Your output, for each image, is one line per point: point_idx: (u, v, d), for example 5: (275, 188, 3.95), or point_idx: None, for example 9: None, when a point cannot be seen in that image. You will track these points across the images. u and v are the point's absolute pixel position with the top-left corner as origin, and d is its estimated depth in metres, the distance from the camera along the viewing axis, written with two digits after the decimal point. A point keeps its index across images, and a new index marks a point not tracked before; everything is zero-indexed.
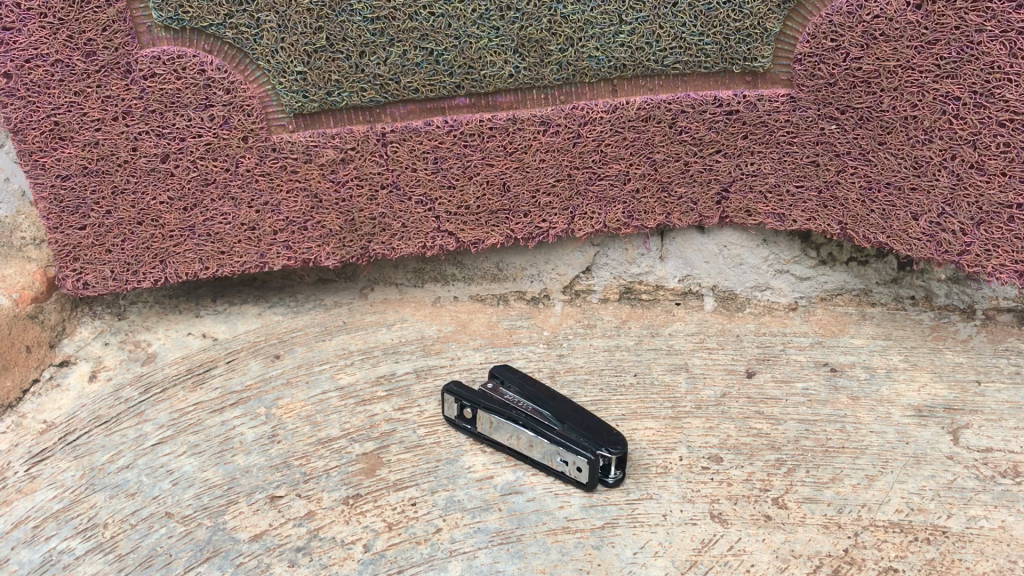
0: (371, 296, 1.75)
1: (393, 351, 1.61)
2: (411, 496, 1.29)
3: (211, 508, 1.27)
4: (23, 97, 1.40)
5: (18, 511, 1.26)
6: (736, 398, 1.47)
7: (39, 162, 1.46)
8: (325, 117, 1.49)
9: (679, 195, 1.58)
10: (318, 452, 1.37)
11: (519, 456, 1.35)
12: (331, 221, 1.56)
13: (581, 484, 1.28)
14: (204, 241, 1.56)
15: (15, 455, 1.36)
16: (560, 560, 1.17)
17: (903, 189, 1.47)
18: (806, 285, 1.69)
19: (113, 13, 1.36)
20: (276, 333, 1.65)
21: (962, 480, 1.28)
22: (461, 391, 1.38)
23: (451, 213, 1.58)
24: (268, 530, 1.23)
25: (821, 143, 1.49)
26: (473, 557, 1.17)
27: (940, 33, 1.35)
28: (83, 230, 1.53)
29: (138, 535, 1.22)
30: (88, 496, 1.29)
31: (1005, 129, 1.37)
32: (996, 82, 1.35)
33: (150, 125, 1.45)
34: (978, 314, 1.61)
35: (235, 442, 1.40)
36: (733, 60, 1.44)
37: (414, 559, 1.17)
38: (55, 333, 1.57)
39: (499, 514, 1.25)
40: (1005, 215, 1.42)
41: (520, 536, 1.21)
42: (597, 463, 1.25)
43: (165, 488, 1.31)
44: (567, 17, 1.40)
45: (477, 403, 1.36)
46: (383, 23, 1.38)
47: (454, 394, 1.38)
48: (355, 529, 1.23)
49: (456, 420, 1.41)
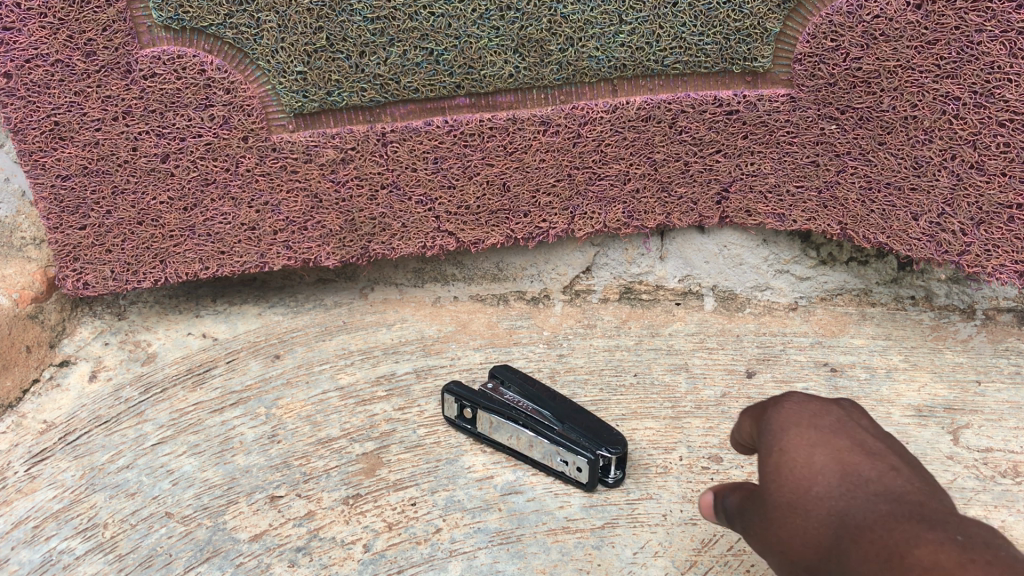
0: (371, 296, 1.74)
1: (393, 351, 1.61)
2: (411, 496, 1.29)
3: (211, 508, 1.27)
4: (23, 97, 1.40)
5: (18, 511, 1.27)
6: (736, 398, 1.47)
7: (39, 162, 1.46)
8: (326, 116, 1.49)
9: (679, 195, 1.58)
10: (318, 452, 1.38)
11: (518, 456, 1.35)
12: (331, 221, 1.56)
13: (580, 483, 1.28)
14: (204, 241, 1.56)
15: (15, 455, 1.36)
16: (560, 560, 1.17)
17: (903, 189, 1.48)
18: (806, 285, 1.68)
19: (113, 13, 1.36)
20: (276, 333, 1.64)
21: (961, 480, 1.29)
22: (460, 392, 1.38)
23: (451, 213, 1.58)
24: (268, 530, 1.23)
25: (821, 143, 1.49)
26: (473, 557, 1.18)
27: (940, 33, 1.35)
28: (83, 230, 1.53)
29: (138, 535, 1.23)
30: (88, 496, 1.29)
31: (1005, 129, 1.37)
32: (996, 82, 1.35)
33: (150, 125, 1.45)
34: (978, 314, 1.60)
35: (235, 442, 1.40)
36: (733, 60, 1.44)
37: (414, 559, 1.18)
38: (55, 333, 1.56)
39: (499, 514, 1.26)
40: (1006, 215, 1.42)
41: (520, 536, 1.21)
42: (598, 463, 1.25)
43: (165, 488, 1.31)
44: (567, 17, 1.39)
45: (477, 403, 1.36)
46: (384, 23, 1.38)
47: (454, 394, 1.38)
48: (355, 529, 1.23)
49: (455, 420, 1.41)
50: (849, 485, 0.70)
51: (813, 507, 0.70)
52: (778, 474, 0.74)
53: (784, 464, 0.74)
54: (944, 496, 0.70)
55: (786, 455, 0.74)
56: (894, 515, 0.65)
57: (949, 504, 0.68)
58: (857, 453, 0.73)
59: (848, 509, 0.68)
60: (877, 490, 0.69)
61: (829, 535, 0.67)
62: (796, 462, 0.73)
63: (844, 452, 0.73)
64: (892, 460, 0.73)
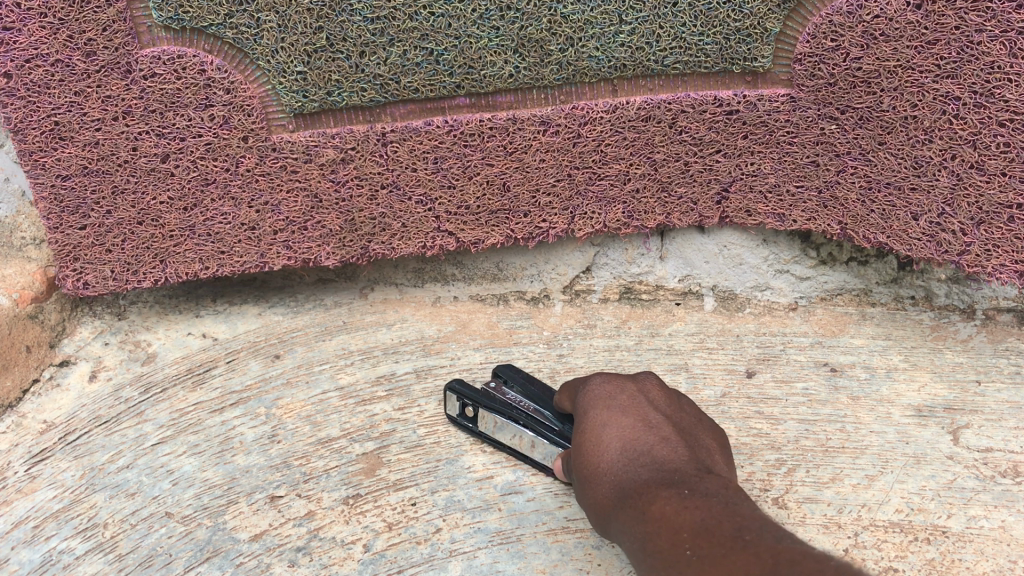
0: (371, 296, 1.72)
1: (393, 351, 1.61)
2: (411, 496, 1.34)
3: (211, 508, 1.31)
4: (23, 97, 1.40)
5: (19, 511, 1.28)
6: (736, 398, 1.49)
7: (39, 162, 1.45)
8: (326, 116, 1.49)
9: (679, 195, 1.57)
10: (318, 452, 1.41)
11: (519, 457, 1.38)
12: (331, 221, 1.56)
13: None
14: (204, 241, 1.55)
15: (15, 455, 1.36)
16: (560, 560, 1.24)
17: (903, 189, 1.48)
18: (806, 285, 1.67)
19: (113, 13, 1.36)
20: (276, 333, 1.63)
21: (962, 480, 1.32)
22: (460, 390, 1.41)
23: (451, 213, 1.57)
24: (268, 530, 1.28)
25: (821, 143, 1.49)
26: (473, 557, 1.24)
27: (940, 33, 1.35)
28: (83, 230, 1.52)
29: (138, 535, 1.27)
30: (89, 496, 1.32)
31: (1005, 129, 1.37)
32: (996, 82, 1.35)
33: (150, 125, 1.45)
34: (978, 314, 1.59)
35: (235, 442, 1.42)
36: (734, 60, 1.44)
37: (414, 559, 1.24)
38: (55, 333, 1.54)
39: (499, 514, 1.31)
40: (1006, 216, 1.42)
41: (520, 537, 1.27)
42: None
43: (165, 488, 1.34)
44: (567, 17, 1.39)
45: (476, 402, 1.38)
46: (383, 23, 1.38)
47: (456, 393, 1.40)
48: (355, 529, 1.28)
49: (456, 418, 1.44)
50: (625, 458, 0.91)
51: (601, 475, 0.91)
52: (580, 452, 0.97)
53: (584, 443, 0.98)
54: (699, 457, 0.92)
55: (586, 435, 0.99)
56: (650, 478, 0.84)
57: (699, 464, 0.89)
58: (638, 428, 0.95)
59: (620, 475, 0.88)
60: (645, 459, 0.89)
61: (609, 499, 0.88)
62: (593, 442, 0.96)
63: (626, 426, 0.96)
64: (664, 433, 0.95)
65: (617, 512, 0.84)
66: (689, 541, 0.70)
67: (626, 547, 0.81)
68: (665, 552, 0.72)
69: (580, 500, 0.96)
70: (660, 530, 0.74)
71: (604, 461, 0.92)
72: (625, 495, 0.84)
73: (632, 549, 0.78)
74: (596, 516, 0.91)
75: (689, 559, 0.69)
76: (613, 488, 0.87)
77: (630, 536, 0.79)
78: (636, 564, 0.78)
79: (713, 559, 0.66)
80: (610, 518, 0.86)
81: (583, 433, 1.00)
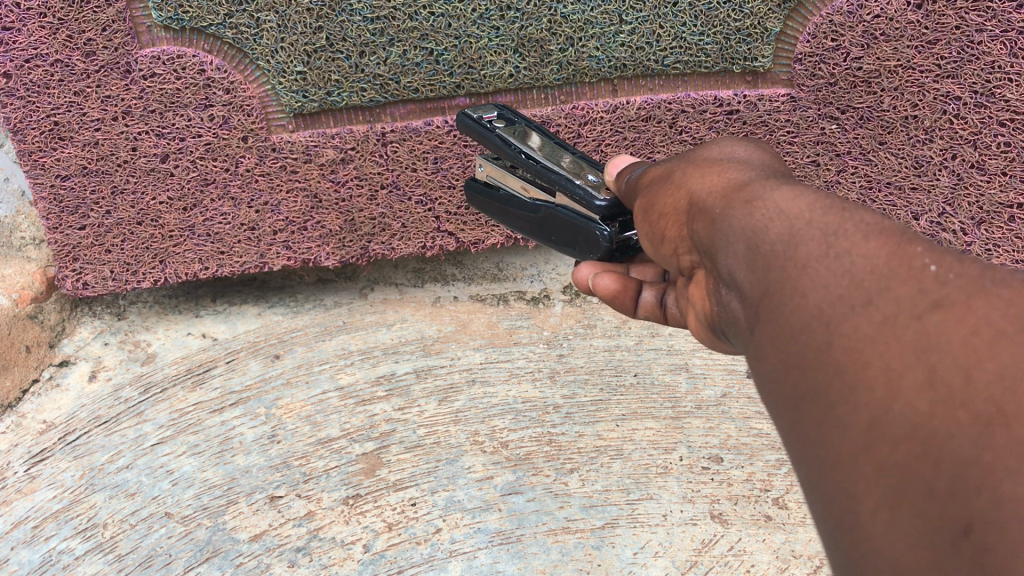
0: (371, 296, 1.66)
1: (393, 351, 1.57)
2: (411, 496, 1.38)
3: (211, 508, 1.36)
4: (22, 97, 1.39)
5: (19, 511, 1.33)
6: (736, 398, 1.52)
7: (38, 162, 1.44)
8: (325, 116, 1.49)
9: None
10: (318, 452, 1.43)
11: (536, 168, 1.01)
12: (331, 221, 1.54)
13: (594, 219, 0.94)
14: (203, 241, 1.53)
15: (15, 455, 1.39)
16: (560, 560, 1.32)
17: (904, 189, 1.49)
18: None
19: (113, 13, 1.36)
20: (276, 333, 1.59)
21: None
22: (506, 113, 1.14)
23: (451, 213, 1.56)
24: (268, 530, 1.33)
25: (821, 142, 1.48)
26: (473, 557, 1.31)
27: (940, 33, 1.38)
28: (83, 230, 1.50)
29: (138, 535, 1.32)
30: (88, 496, 1.36)
31: (1005, 128, 1.42)
32: (996, 82, 1.39)
33: (150, 125, 1.44)
34: None
35: (235, 442, 1.43)
36: (734, 60, 1.44)
37: (415, 559, 1.31)
38: (55, 333, 1.53)
39: (499, 514, 1.36)
40: (1006, 215, 1.47)
41: (519, 536, 1.34)
42: (619, 238, 0.94)
43: (165, 488, 1.37)
44: (567, 17, 1.39)
45: (529, 122, 1.11)
46: (383, 23, 1.38)
47: (507, 113, 1.14)
48: (355, 529, 1.34)
49: (484, 123, 1.11)
50: (775, 175, 0.68)
51: (737, 174, 0.68)
52: (731, 150, 0.75)
53: (714, 156, 0.74)
54: None
55: (719, 152, 0.75)
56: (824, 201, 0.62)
57: None
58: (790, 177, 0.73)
59: (765, 179, 0.65)
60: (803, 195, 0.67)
61: (741, 188, 0.65)
62: (730, 157, 0.73)
63: (777, 165, 0.73)
64: None
65: (768, 194, 0.62)
66: (930, 258, 0.51)
67: (757, 236, 0.59)
68: (879, 260, 0.52)
69: (667, 198, 0.74)
70: (869, 237, 0.54)
71: (757, 166, 0.71)
72: (781, 189, 0.62)
73: (782, 246, 0.57)
74: (697, 209, 0.68)
75: (932, 277, 0.49)
76: (765, 182, 0.65)
77: (790, 221, 0.58)
78: (782, 258, 0.56)
79: (993, 288, 0.48)
80: (732, 207, 0.63)
81: (704, 147, 0.77)
